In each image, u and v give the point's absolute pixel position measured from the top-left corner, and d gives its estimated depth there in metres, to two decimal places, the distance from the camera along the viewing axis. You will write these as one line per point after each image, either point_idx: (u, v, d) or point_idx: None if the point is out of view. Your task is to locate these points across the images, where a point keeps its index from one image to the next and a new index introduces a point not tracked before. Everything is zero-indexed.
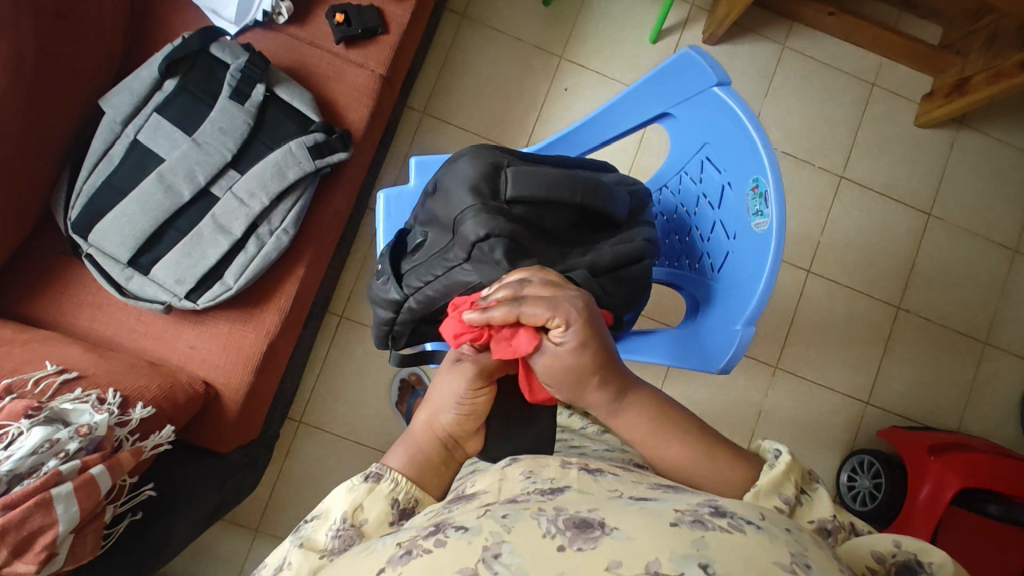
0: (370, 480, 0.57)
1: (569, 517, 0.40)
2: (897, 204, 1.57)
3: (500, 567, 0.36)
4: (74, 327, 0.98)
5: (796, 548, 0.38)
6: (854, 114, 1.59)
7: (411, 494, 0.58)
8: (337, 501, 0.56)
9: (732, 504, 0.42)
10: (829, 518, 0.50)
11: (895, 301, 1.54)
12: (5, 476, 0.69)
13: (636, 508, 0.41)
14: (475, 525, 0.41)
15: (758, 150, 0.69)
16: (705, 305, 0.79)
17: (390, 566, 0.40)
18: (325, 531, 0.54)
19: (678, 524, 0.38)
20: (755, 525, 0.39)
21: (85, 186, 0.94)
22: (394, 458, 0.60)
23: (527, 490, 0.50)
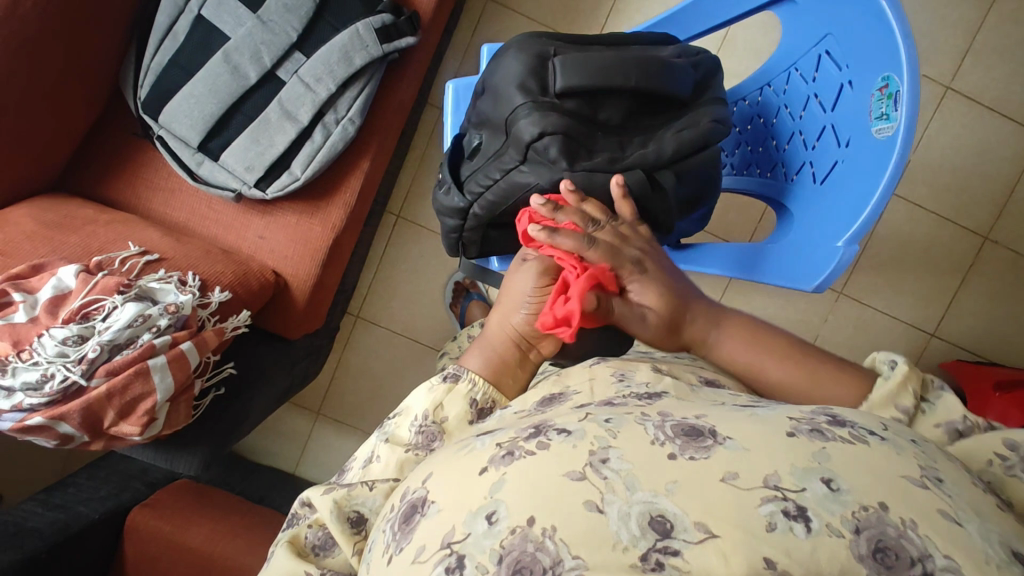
0: (448, 380, 0.55)
1: (677, 424, 0.38)
2: (1007, 123, 1.41)
3: (610, 474, 0.35)
4: (150, 210, 0.99)
5: (925, 461, 0.35)
6: (974, 15, 1.39)
7: (488, 393, 0.55)
8: (417, 401, 0.54)
9: (848, 412, 0.39)
10: (959, 419, 0.46)
11: (984, 230, 1.43)
12: (106, 346, 0.72)
13: (748, 416, 0.38)
14: (578, 429, 0.39)
15: (891, 43, 0.60)
16: (799, 220, 0.73)
17: (493, 466, 0.39)
18: (408, 427, 0.53)
19: (796, 434, 0.36)
20: (879, 436, 0.36)
21: (152, 65, 0.91)
22: (470, 358, 0.57)
23: (623, 393, 0.49)
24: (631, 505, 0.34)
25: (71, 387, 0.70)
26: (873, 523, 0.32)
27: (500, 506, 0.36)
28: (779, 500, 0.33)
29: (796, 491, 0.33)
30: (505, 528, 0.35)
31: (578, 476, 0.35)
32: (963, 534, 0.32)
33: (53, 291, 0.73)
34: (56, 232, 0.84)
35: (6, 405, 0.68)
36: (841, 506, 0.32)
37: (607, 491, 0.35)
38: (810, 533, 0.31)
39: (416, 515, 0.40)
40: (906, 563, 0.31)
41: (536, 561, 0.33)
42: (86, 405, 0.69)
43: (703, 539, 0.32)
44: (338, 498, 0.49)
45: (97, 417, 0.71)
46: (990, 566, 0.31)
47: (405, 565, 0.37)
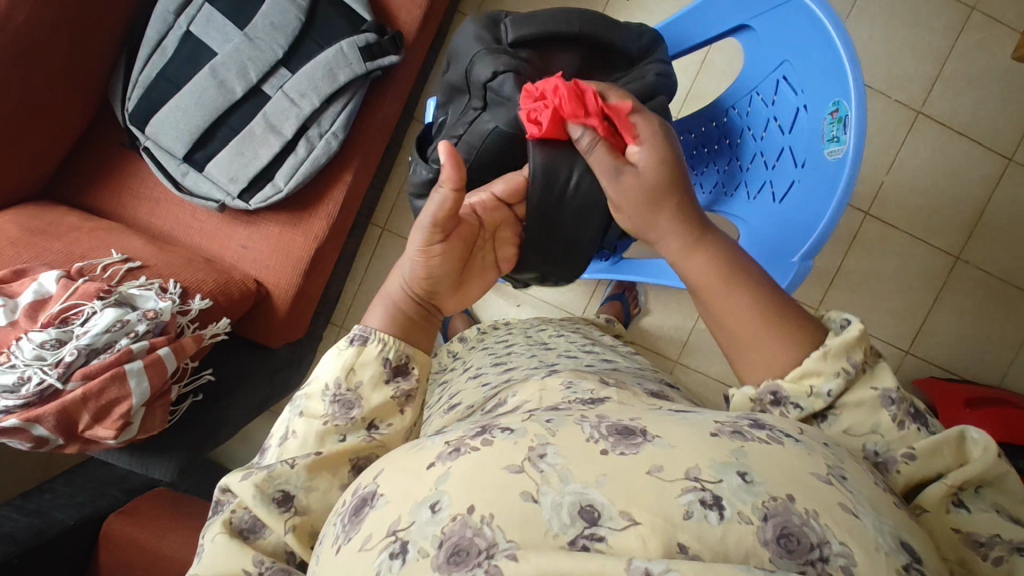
0: (357, 343, 0.55)
1: (611, 425, 0.40)
2: (977, 146, 1.46)
3: (546, 466, 0.37)
4: (134, 218, 1.01)
5: (832, 461, 0.39)
6: (944, 43, 1.45)
7: (401, 351, 0.56)
8: (327, 370, 0.54)
9: (770, 419, 0.42)
10: (893, 389, 0.47)
11: (956, 250, 1.47)
12: (84, 349, 0.73)
13: (677, 418, 0.41)
14: (520, 427, 0.41)
15: (842, 71, 0.64)
16: (759, 236, 0.76)
17: (441, 461, 0.40)
18: (322, 396, 0.53)
19: (718, 435, 0.38)
20: (793, 440, 0.39)
21: (141, 78, 0.94)
22: (373, 317, 0.58)
23: (568, 399, 0.51)
24: (563, 495, 0.35)
25: (48, 389, 0.71)
26: (779, 512, 0.34)
27: (443, 497, 0.38)
28: (698, 491, 0.35)
29: (713, 483, 0.35)
30: (446, 516, 0.36)
31: (516, 469, 0.37)
32: (858, 523, 0.34)
33: (34, 295, 0.75)
34: (40, 238, 0.86)
35: None
36: (752, 497, 0.34)
37: (542, 482, 0.36)
38: (722, 519, 0.34)
39: (365, 508, 0.41)
40: (806, 549, 0.33)
41: (473, 544, 0.35)
42: (61, 407, 0.71)
43: (627, 526, 0.34)
44: (260, 482, 0.50)
45: (72, 420, 0.72)
46: (881, 553, 0.33)
47: (351, 555, 0.39)
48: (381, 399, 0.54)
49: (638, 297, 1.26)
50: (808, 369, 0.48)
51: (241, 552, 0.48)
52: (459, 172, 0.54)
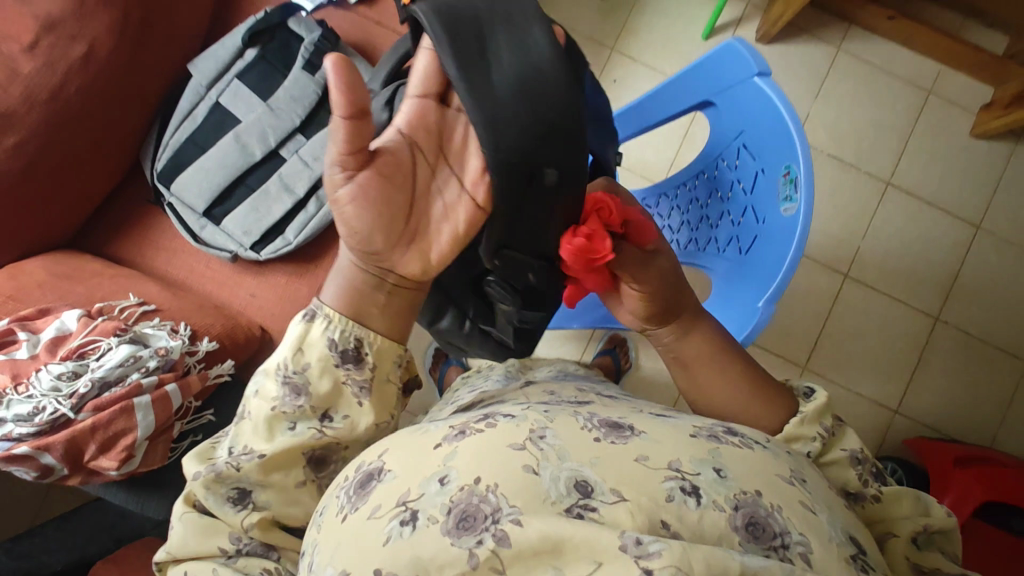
0: (306, 320, 0.57)
1: (603, 421, 0.49)
2: (945, 214, 1.56)
3: (545, 445, 0.46)
4: (152, 267, 1.09)
5: (794, 467, 0.49)
6: (906, 121, 1.58)
7: (348, 333, 0.57)
8: (279, 351, 0.57)
9: (741, 429, 0.52)
10: (857, 448, 0.57)
11: (935, 311, 1.53)
12: (97, 382, 0.78)
13: (662, 419, 0.51)
14: (523, 417, 0.50)
15: (791, 139, 0.73)
16: (728, 285, 0.83)
17: (447, 441, 0.49)
18: (273, 378, 0.56)
19: (697, 436, 0.48)
20: (762, 446, 0.50)
21: (171, 141, 1.04)
22: (327, 291, 0.59)
23: (555, 398, 0.59)
24: (562, 470, 0.44)
25: (60, 418, 0.76)
26: (749, 503, 0.43)
27: (451, 470, 0.46)
28: (679, 479, 0.44)
29: (692, 474, 0.44)
30: (455, 486, 0.44)
31: (519, 446, 0.46)
32: (815, 519, 0.44)
33: (56, 332, 0.81)
34: (65, 281, 0.93)
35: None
36: (726, 489, 0.44)
37: (542, 458, 0.45)
38: (700, 505, 0.43)
39: (371, 482, 0.49)
40: (769, 535, 0.42)
41: (479, 509, 0.43)
42: (70, 437, 0.75)
43: (616, 501, 0.42)
44: (209, 481, 0.55)
45: (79, 451, 0.76)
46: (833, 542, 0.43)
47: (360, 521, 0.46)
48: (331, 385, 0.56)
49: (629, 351, 1.30)
50: (792, 432, 0.57)
51: (213, 531, 0.55)
52: (344, 94, 0.48)
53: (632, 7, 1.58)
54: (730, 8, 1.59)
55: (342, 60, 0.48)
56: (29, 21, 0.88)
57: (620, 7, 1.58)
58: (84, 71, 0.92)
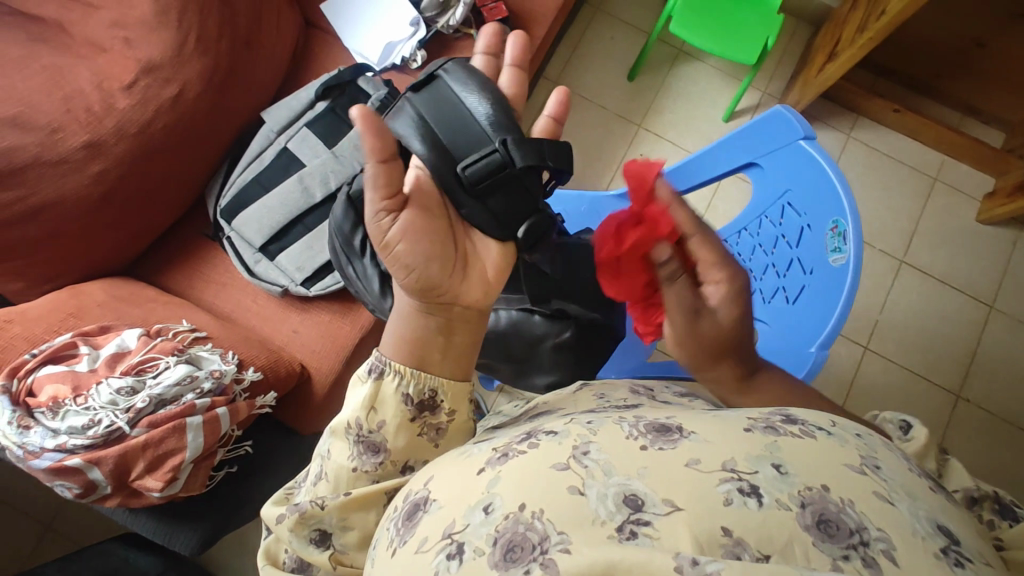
0: (374, 376, 0.55)
1: (649, 424, 0.46)
2: (959, 293, 1.61)
3: (589, 461, 0.43)
4: (200, 298, 1.11)
5: (865, 452, 0.42)
6: (916, 205, 1.67)
7: (422, 386, 0.55)
8: (350, 408, 0.55)
9: (801, 414, 0.47)
10: (973, 487, 0.53)
11: (955, 388, 1.54)
12: (154, 399, 0.78)
13: (712, 416, 0.47)
14: (563, 430, 0.47)
15: (840, 197, 0.78)
16: (777, 331, 0.85)
17: (490, 465, 0.46)
18: (344, 434, 0.54)
19: (751, 430, 0.44)
20: (825, 432, 0.44)
21: (238, 180, 1.10)
22: (388, 345, 0.57)
23: (603, 403, 0.54)
24: (609, 487, 0.41)
25: (114, 433, 0.75)
26: (816, 500, 0.38)
27: (495, 498, 0.43)
28: (735, 480, 0.39)
29: (749, 473, 0.40)
30: (500, 514, 0.41)
31: (563, 466, 0.43)
32: (894, 510, 0.38)
33: (115, 348, 0.82)
34: (123, 304, 0.94)
35: (50, 444, 0.73)
36: (788, 486, 0.39)
37: (588, 477, 0.42)
38: (763, 506, 0.38)
39: (418, 512, 0.46)
40: (845, 534, 0.36)
41: (526, 538, 0.39)
42: (123, 452, 0.74)
43: (670, 512, 0.38)
44: (294, 525, 0.53)
45: (126, 468, 0.75)
46: (918, 537, 0.37)
47: (407, 556, 0.43)
48: (408, 437, 0.54)
49: None
50: None
51: None
52: (376, 141, 0.52)
53: (658, 91, 1.71)
54: (749, 95, 1.72)
55: (367, 111, 0.52)
56: (132, 63, 0.96)
57: (647, 89, 1.72)
58: (171, 111, 0.98)
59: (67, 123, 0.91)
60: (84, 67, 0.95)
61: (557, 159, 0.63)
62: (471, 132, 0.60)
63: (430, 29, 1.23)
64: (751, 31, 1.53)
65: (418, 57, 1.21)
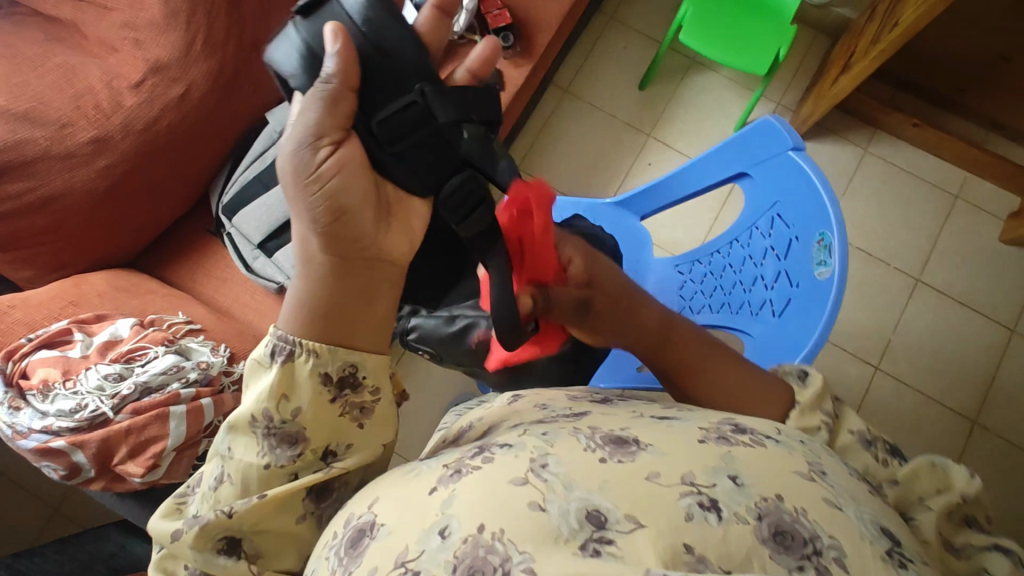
0: (283, 359, 0.51)
1: (605, 435, 0.46)
2: (978, 315, 1.55)
3: (550, 475, 0.42)
4: (201, 292, 1.14)
5: (812, 459, 0.45)
6: (935, 222, 1.62)
7: (342, 363, 0.52)
8: (254, 400, 0.51)
9: (748, 423, 0.48)
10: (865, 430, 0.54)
11: (971, 414, 1.48)
12: (139, 387, 0.81)
13: (666, 427, 0.47)
14: (520, 442, 0.46)
15: (826, 208, 0.77)
16: (762, 345, 0.83)
17: (442, 484, 0.44)
18: (251, 429, 0.51)
19: (705, 442, 0.44)
20: (773, 441, 0.46)
21: (240, 177, 1.12)
22: (291, 318, 0.52)
23: (549, 414, 0.53)
24: (570, 502, 0.40)
25: (98, 417, 0.78)
26: (771, 510, 0.39)
27: (452, 520, 0.41)
28: (694, 494, 0.40)
29: (707, 487, 0.40)
30: (459, 538, 0.39)
31: (522, 481, 0.42)
32: (841, 515, 0.40)
33: (108, 336, 0.84)
34: (124, 294, 0.98)
35: (37, 425, 0.76)
36: (745, 498, 0.40)
37: (549, 492, 0.41)
38: (721, 521, 0.38)
39: (364, 540, 0.44)
40: (799, 543, 0.38)
41: (488, 561, 0.38)
42: (105, 436, 0.77)
43: (633, 528, 0.38)
44: (196, 539, 0.51)
45: (109, 453, 0.78)
46: (866, 541, 0.39)
47: None
48: (326, 419, 0.52)
49: None
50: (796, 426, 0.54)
51: None
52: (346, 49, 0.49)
53: (669, 100, 1.70)
54: (762, 106, 1.70)
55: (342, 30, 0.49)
56: (140, 64, 1.00)
57: (658, 99, 1.71)
58: (177, 110, 1.02)
59: (76, 118, 0.95)
60: (95, 66, 0.99)
61: (481, 116, 0.56)
62: (393, 66, 0.52)
63: None
64: (763, 41, 1.51)
65: None
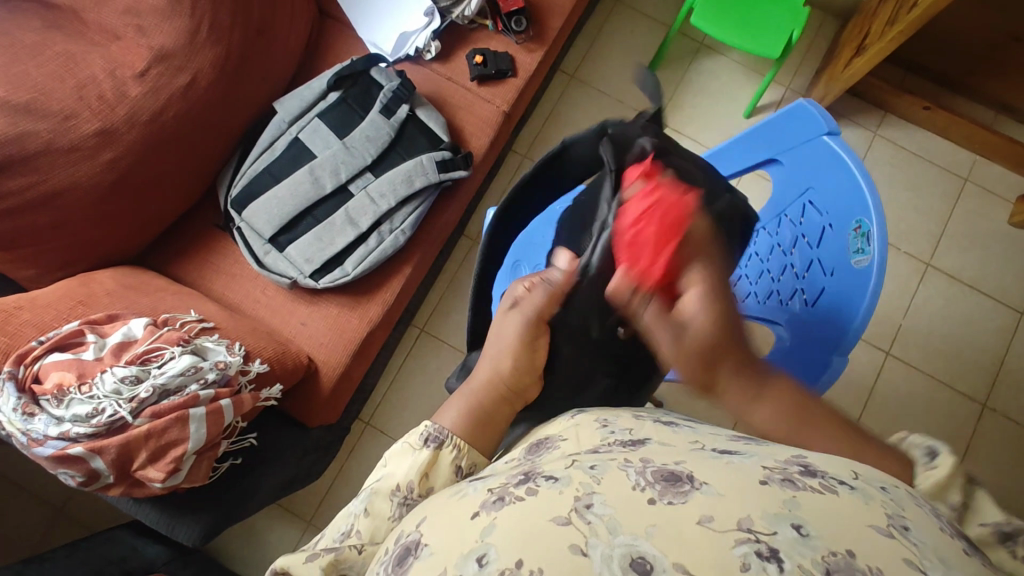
0: (433, 445, 0.56)
1: (657, 471, 0.41)
2: (987, 299, 1.55)
3: (593, 517, 0.37)
4: (210, 289, 1.11)
5: (894, 508, 0.38)
6: (945, 206, 1.61)
7: (471, 461, 0.57)
8: (402, 471, 0.55)
9: (821, 462, 0.42)
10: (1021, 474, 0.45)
11: (981, 397, 1.48)
12: (157, 389, 0.78)
13: (725, 464, 0.41)
14: (564, 476, 0.41)
15: (864, 195, 0.75)
16: (799, 336, 0.81)
17: (484, 510, 0.40)
18: (392, 496, 0.53)
19: (768, 482, 0.38)
20: (848, 484, 0.39)
21: (249, 170, 1.09)
22: (445, 419, 0.60)
23: (606, 441, 0.48)
24: (613, 548, 0.35)
25: (117, 422, 0.75)
26: (843, 567, 0.33)
27: (489, 550, 0.37)
28: (752, 542, 0.34)
29: (768, 535, 0.34)
30: (494, 570, 0.36)
31: (564, 521, 0.37)
32: None
33: (122, 337, 0.81)
34: (133, 292, 0.94)
35: (54, 432, 0.73)
36: (811, 550, 0.33)
37: (592, 535, 0.36)
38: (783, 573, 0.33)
39: (407, 558, 0.41)
40: None
41: None
42: (125, 441, 0.74)
43: None
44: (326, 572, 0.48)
45: (129, 458, 0.75)
46: None
47: None
48: None
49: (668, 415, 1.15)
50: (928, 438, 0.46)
51: None
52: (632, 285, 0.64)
53: (677, 84, 1.68)
54: (771, 91, 1.67)
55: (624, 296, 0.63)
56: (143, 51, 0.95)
57: (666, 83, 1.68)
58: (183, 100, 0.98)
59: (79, 110, 0.91)
60: (96, 55, 0.94)
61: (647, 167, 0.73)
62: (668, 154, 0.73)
63: (445, 19, 1.21)
64: (775, 23, 1.48)
65: (432, 48, 1.20)
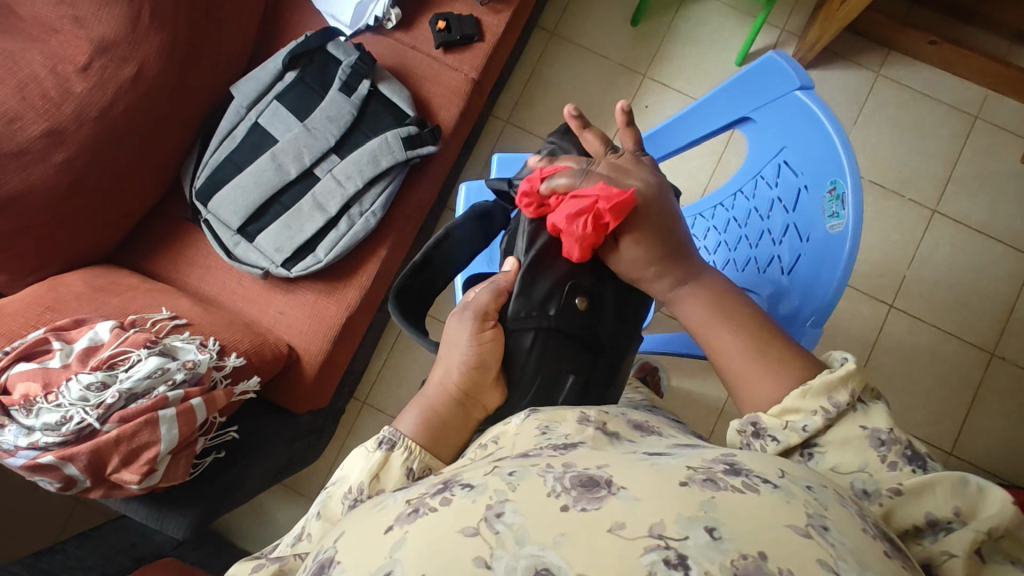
0: (384, 447, 0.55)
1: (576, 475, 0.39)
2: (997, 243, 1.48)
3: (503, 527, 0.36)
4: (186, 283, 1.10)
5: (814, 509, 0.36)
6: (953, 147, 1.52)
7: (425, 463, 0.56)
8: (354, 475, 0.54)
9: (748, 461, 0.41)
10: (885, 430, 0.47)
11: (989, 346, 1.43)
12: (124, 394, 0.79)
13: (648, 465, 0.40)
14: (481, 483, 0.40)
15: (838, 151, 0.69)
16: (777, 307, 0.77)
17: (398, 523, 0.39)
18: (342, 501, 0.52)
19: (688, 483, 0.37)
20: (771, 485, 0.38)
21: (210, 160, 1.06)
22: (405, 424, 0.60)
23: (539, 445, 0.48)
24: (519, 559, 0.34)
25: (85, 428, 0.76)
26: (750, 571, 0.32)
27: (396, 565, 0.36)
28: (662, 549, 0.33)
29: (678, 541, 0.34)
30: None
31: (472, 532, 0.36)
32: None
33: (88, 342, 0.81)
34: (102, 294, 0.93)
35: (24, 443, 0.75)
36: (720, 555, 0.33)
37: (498, 546, 0.35)
38: None
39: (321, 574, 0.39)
40: None
41: None
42: (94, 447, 0.75)
43: None
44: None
45: (101, 462, 0.76)
46: None
47: None
48: None
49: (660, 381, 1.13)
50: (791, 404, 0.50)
51: None
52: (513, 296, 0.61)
53: (664, 33, 1.58)
54: (765, 34, 1.57)
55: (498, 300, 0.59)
56: (84, 44, 0.92)
57: (652, 33, 1.59)
58: (131, 92, 0.95)
59: (24, 111, 0.88)
60: (36, 51, 0.91)
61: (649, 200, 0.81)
62: None
63: None
64: None
65: (393, 16, 1.14)
